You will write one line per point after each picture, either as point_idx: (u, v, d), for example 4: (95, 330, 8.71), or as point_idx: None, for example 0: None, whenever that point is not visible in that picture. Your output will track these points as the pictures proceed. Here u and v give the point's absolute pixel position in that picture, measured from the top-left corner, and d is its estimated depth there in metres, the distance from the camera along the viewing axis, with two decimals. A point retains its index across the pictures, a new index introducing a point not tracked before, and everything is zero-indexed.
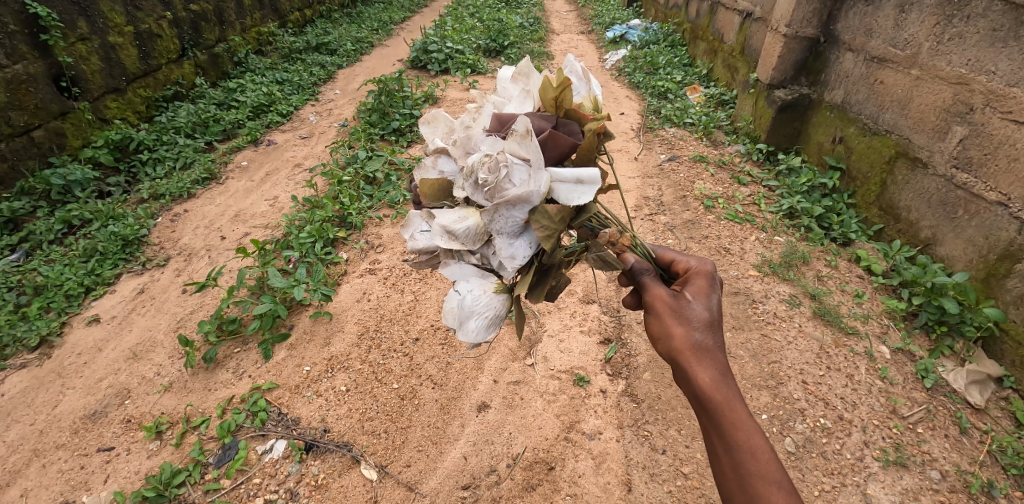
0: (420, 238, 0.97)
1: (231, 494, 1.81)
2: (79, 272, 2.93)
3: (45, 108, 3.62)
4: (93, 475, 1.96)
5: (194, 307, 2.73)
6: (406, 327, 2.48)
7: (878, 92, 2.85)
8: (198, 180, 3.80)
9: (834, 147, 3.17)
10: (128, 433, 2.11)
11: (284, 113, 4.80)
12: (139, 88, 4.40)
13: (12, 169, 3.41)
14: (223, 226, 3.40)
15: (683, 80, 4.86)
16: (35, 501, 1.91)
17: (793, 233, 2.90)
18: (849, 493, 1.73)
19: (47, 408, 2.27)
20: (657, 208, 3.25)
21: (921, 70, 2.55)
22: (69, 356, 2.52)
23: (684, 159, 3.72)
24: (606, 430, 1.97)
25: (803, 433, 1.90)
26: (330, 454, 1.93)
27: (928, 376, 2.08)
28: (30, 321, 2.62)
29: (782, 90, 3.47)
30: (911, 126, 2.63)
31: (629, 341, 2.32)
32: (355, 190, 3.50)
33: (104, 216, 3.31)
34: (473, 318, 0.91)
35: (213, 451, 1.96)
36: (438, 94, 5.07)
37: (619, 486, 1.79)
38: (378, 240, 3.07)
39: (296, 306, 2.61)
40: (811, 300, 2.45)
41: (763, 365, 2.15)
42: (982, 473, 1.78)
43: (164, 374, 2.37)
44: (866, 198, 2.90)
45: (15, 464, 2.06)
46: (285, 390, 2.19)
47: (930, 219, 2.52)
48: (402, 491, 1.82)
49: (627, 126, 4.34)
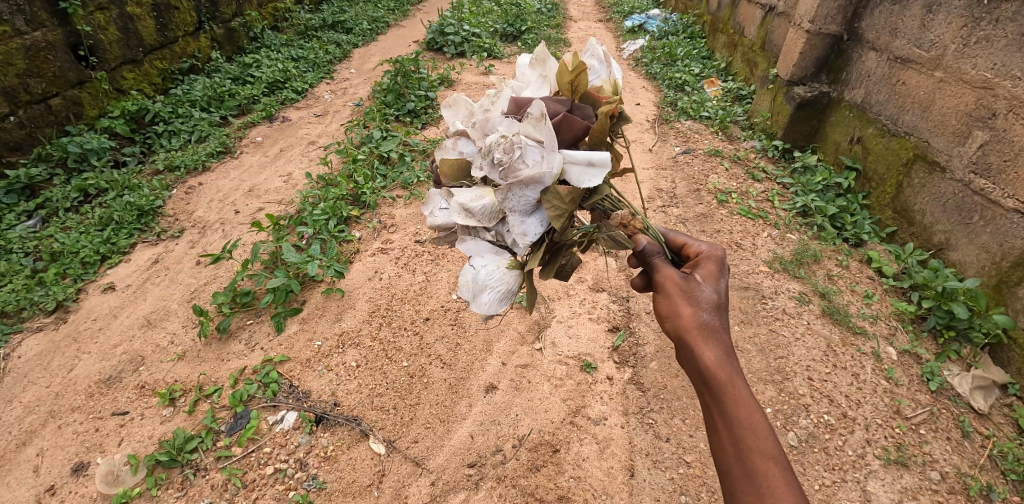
0: (438, 217, 0.97)
1: (243, 461, 1.86)
2: (95, 240, 2.98)
3: (62, 76, 3.65)
4: (108, 438, 2.02)
5: (208, 279, 2.77)
6: (417, 306, 2.50)
7: (899, 93, 2.82)
8: (213, 153, 3.83)
9: (851, 147, 3.13)
10: (142, 398, 2.16)
11: (299, 90, 4.80)
12: (156, 60, 4.40)
13: (30, 136, 3.45)
14: (237, 200, 3.43)
15: (700, 72, 4.81)
16: (52, 460, 1.97)
17: (806, 231, 2.91)
18: (849, 489, 1.75)
19: (64, 372, 2.33)
20: (670, 200, 3.26)
21: (945, 72, 2.52)
22: (86, 321, 2.57)
23: (698, 152, 3.71)
24: (610, 416, 2.00)
25: (806, 428, 1.93)
26: (339, 428, 1.98)
27: (934, 379, 2.09)
28: (47, 286, 2.68)
29: (801, 87, 3.43)
30: (931, 129, 2.60)
31: (638, 330, 2.35)
32: (369, 169, 3.51)
33: (119, 187, 3.35)
34: (485, 290, 0.92)
35: (225, 420, 2.01)
36: (453, 76, 5.05)
37: (622, 471, 1.82)
38: (391, 220, 3.09)
39: (309, 281, 2.65)
40: (820, 298, 2.46)
41: (770, 360, 2.17)
42: (982, 476, 1.80)
43: (178, 343, 2.41)
44: (881, 200, 2.88)
45: (32, 424, 2.11)
46: (296, 364, 2.23)
47: (944, 223, 2.51)
48: (409, 466, 1.86)
49: (642, 117, 4.31)
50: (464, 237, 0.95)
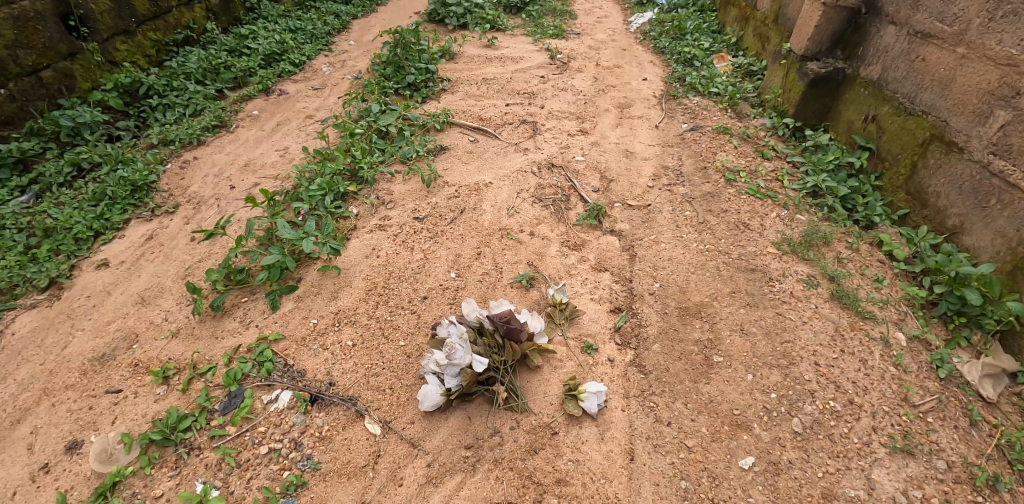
0: (457, 349, 1.84)
1: (236, 441, 1.84)
2: (88, 216, 2.92)
3: (53, 47, 3.54)
4: (101, 416, 1.99)
5: (202, 255, 2.72)
6: (415, 285, 2.45)
7: (918, 70, 2.69)
8: (208, 127, 3.74)
9: (864, 126, 3.00)
10: (136, 377, 2.13)
11: (297, 63, 4.66)
12: (150, 31, 4.25)
13: (22, 109, 3.36)
14: (233, 175, 3.35)
15: (710, 47, 4.64)
16: (45, 438, 1.94)
17: (815, 212, 2.83)
18: (853, 476, 1.72)
19: (57, 349, 2.29)
20: (676, 178, 3.17)
21: (968, 48, 2.39)
22: (79, 298, 2.53)
23: (707, 129, 3.60)
24: (612, 399, 1.97)
25: (812, 414, 1.89)
26: (334, 408, 1.95)
27: (943, 366, 2.04)
28: (40, 263, 2.64)
29: (815, 63, 3.28)
30: (951, 108, 2.50)
31: (640, 311, 2.32)
32: (367, 143, 3.42)
33: (113, 161, 3.28)
34: (441, 373, 1.90)
35: (219, 399, 1.98)
36: (455, 49, 4.90)
37: (622, 455, 1.79)
38: (389, 197, 3.03)
39: (305, 258, 2.60)
40: (829, 281, 2.39)
41: (776, 344, 2.12)
42: (989, 466, 1.75)
43: (172, 320, 2.38)
44: (893, 181, 2.77)
45: (25, 402, 2.09)
46: (291, 342, 2.19)
47: (959, 207, 2.42)
48: (405, 447, 1.83)
49: (649, 93, 4.18)
50: (471, 357, 1.87)
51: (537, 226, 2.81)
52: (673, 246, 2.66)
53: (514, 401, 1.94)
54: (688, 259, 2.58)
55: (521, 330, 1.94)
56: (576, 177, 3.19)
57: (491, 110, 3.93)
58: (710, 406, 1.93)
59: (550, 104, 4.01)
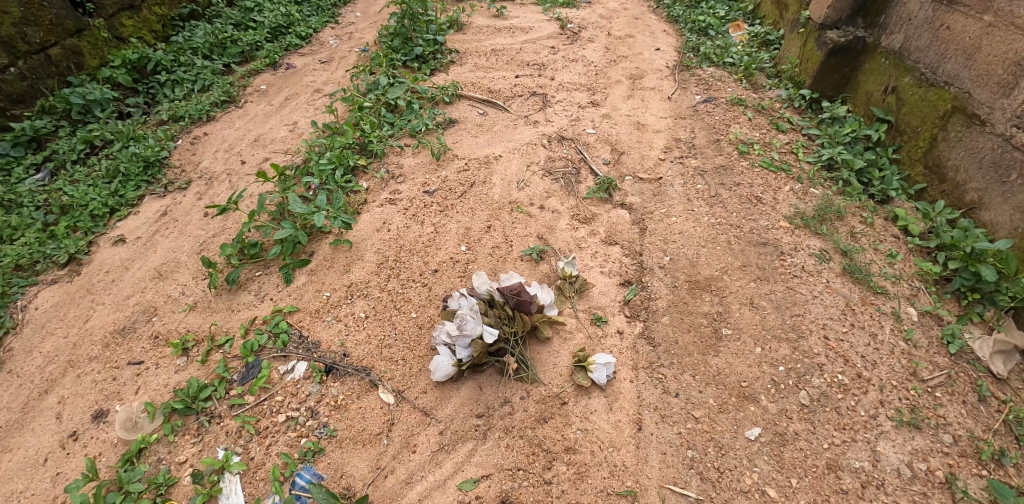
0: (467, 319, 1.86)
1: (255, 409, 1.90)
2: (103, 193, 2.96)
3: (60, 24, 3.54)
4: (125, 387, 2.06)
5: (216, 230, 2.75)
6: (425, 258, 2.47)
7: (942, 39, 2.60)
8: (217, 103, 3.73)
9: (883, 98, 2.92)
10: (156, 349, 2.19)
11: (303, 35, 4.60)
12: (155, 6, 4.16)
13: (32, 88, 3.38)
14: (243, 150, 3.36)
15: (726, 15, 4.50)
16: (73, 407, 2.01)
17: (830, 186, 2.78)
18: (858, 448, 1.74)
19: (79, 322, 2.36)
20: (688, 151, 3.13)
21: (995, 16, 2.31)
22: (98, 273, 2.59)
23: (720, 101, 3.52)
24: (620, 371, 2.00)
25: (819, 387, 1.90)
26: (349, 378, 2.00)
27: (953, 341, 2.02)
28: (59, 240, 2.69)
29: (834, 31, 3.16)
30: (975, 79, 2.42)
31: (650, 285, 2.33)
32: (376, 117, 3.41)
33: (125, 138, 3.30)
34: (452, 344, 1.93)
35: (237, 369, 2.04)
36: (464, 19, 4.81)
37: (630, 425, 1.83)
38: (399, 171, 3.03)
39: (316, 233, 2.63)
40: (842, 256, 2.37)
41: (785, 317, 2.13)
42: (995, 441, 1.76)
43: (189, 294, 2.43)
44: (911, 154, 2.71)
45: (52, 373, 2.16)
46: (305, 314, 2.24)
47: (978, 181, 2.37)
48: (418, 416, 1.88)
49: (661, 63, 4.09)
50: (481, 328, 1.89)
51: (547, 200, 2.80)
52: (683, 220, 2.64)
53: (524, 372, 1.98)
54: (699, 232, 2.56)
55: (530, 302, 1.98)
56: (586, 150, 3.16)
57: (500, 82, 3.87)
58: (718, 379, 1.95)
59: (560, 76, 3.94)
